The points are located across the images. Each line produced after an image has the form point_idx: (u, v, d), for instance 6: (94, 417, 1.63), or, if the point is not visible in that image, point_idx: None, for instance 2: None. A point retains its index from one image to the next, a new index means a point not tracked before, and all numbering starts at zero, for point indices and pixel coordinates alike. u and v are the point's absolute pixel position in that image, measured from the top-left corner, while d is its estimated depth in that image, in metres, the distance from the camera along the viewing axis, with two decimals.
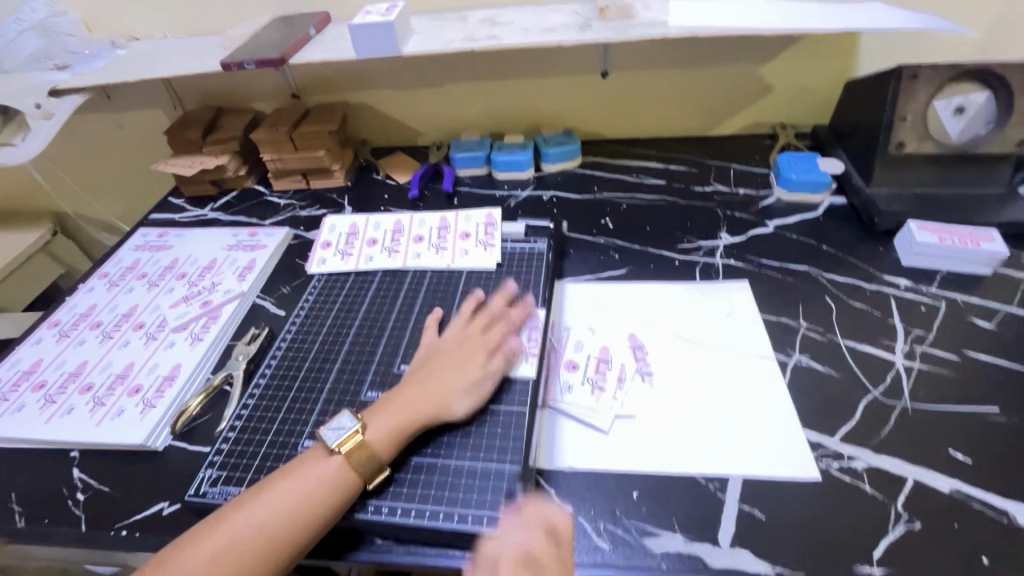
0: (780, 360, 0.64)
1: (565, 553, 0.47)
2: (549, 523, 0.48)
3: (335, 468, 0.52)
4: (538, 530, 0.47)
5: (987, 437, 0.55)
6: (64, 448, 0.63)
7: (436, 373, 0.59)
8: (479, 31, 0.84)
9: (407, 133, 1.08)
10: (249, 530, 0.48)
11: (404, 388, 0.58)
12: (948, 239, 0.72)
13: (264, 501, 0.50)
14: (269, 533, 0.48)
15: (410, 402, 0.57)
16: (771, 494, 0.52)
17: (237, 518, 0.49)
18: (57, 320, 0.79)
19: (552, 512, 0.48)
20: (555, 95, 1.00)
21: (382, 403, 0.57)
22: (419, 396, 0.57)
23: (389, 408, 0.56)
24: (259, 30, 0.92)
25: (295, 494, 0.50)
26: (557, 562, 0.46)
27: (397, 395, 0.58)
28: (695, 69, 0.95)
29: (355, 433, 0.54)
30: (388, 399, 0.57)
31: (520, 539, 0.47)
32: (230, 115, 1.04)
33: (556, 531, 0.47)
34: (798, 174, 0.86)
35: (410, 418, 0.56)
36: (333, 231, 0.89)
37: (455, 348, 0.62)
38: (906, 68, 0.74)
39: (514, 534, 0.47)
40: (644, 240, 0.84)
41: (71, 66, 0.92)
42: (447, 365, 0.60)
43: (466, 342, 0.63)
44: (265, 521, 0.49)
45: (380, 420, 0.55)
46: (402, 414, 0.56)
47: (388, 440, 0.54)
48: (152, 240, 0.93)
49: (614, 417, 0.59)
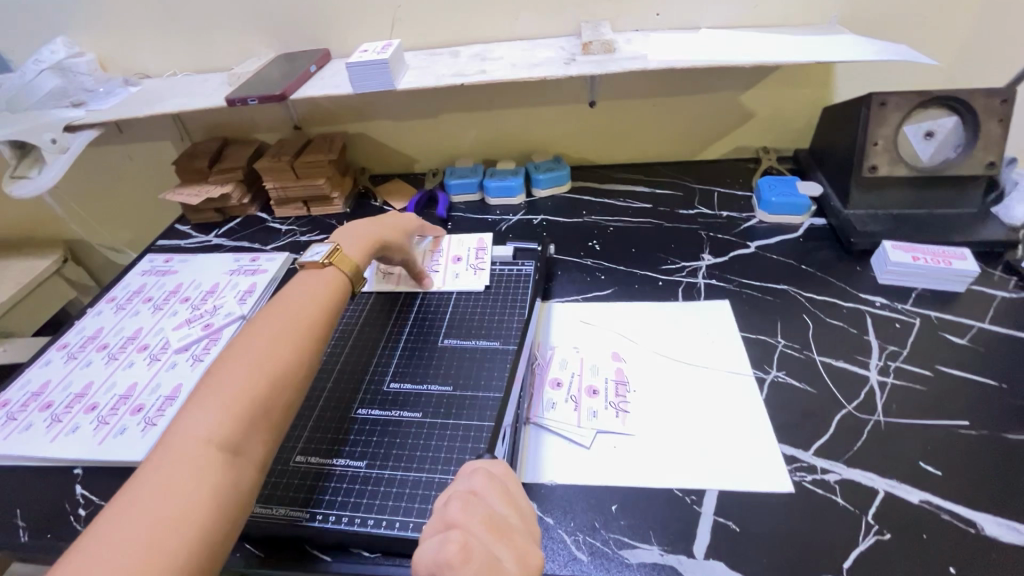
0: (758, 376, 0.66)
1: (513, 497, 0.48)
2: (492, 471, 0.49)
3: (331, 271, 0.66)
4: (483, 474, 0.48)
5: (957, 450, 0.56)
6: (68, 465, 0.66)
7: (386, 224, 0.78)
8: (469, 66, 0.89)
9: (404, 161, 1.13)
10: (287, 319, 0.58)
11: (362, 225, 0.76)
12: (921, 258, 0.74)
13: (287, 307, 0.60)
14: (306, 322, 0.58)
15: (371, 231, 0.75)
16: (745, 505, 0.54)
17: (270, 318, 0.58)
18: (66, 342, 0.83)
19: (494, 464, 0.50)
20: (545, 124, 1.05)
21: (350, 230, 0.74)
22: (374, 230, 0.75)
23: (360, 230, 0.75)
24: (263, 66, 0.97)
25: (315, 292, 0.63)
26: (509, 503, 0.47)
27: (364, 223, 0.77)
28: (678, 97, 0.99)
29: (337, 245, 0.70)
30: (354, 228, 0.75)
31: (468, 484, 0.48)
32: (236, 146, 1.09)
33: (500, 478, 0.49)
34: (778, 197, 0.89)
35: (378, 231, 0.76)
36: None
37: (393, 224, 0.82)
38: (875, 95, 0.78)
39: (462, 480, 0.48)
40: (629, 261, 0.87)
41: (86, 103, 0.98)
42: (389, 227, 0.78)
43: (404, 218, 0.83)
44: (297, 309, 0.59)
45: (355, 239, 0.73)
46: (365, 238, 0.73)
47: (361, 248, 0.72)
48: (158, 265, 0.97)
49: (595, 432, 0.61)
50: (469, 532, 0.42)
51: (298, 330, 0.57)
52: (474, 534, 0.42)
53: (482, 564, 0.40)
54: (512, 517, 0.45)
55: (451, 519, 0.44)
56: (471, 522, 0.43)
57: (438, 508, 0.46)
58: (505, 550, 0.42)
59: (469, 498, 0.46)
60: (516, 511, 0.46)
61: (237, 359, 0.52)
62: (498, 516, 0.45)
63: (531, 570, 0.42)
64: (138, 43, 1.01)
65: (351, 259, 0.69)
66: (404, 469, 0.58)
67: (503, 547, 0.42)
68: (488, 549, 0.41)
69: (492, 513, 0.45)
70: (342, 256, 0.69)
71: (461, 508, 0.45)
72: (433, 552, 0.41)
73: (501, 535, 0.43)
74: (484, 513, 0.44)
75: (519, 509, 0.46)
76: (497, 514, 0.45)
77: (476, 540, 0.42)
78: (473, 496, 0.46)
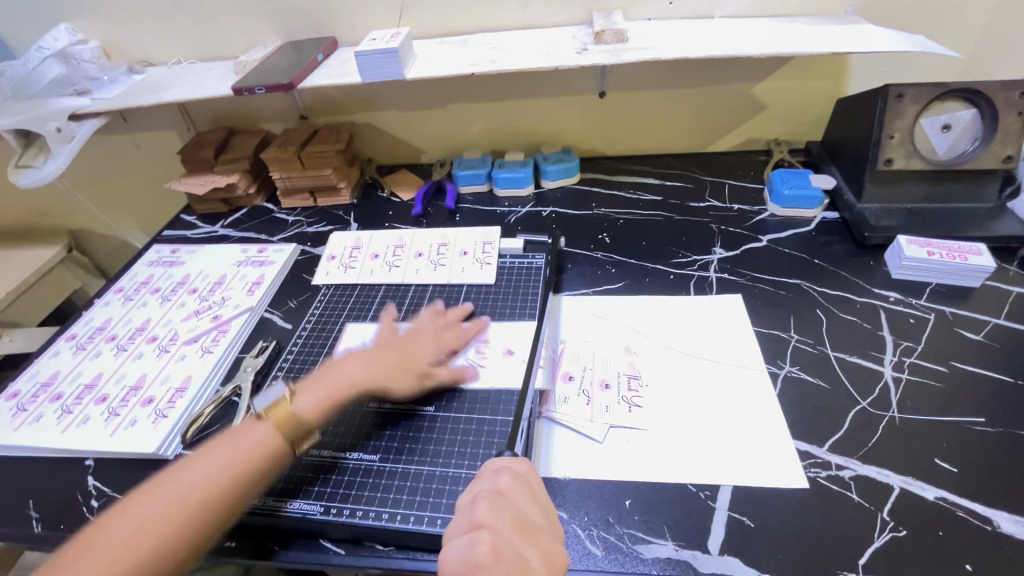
0: (772, 371, 0.66)
1: (536, 495, 0.47)
2: (515, 470, 0.49)
3: (269, 428, 0.55)
4: (507, 473, 0.48)
5: (972, 446, 0.56)
6: (79, 457, 0.66)
7: (382, 354, 0.64)
8: (479, 55, 0.87)
9: (411, 151, 1.12)
10: (186, 489, 0.49)
11: (349, 360, 0.63)
12: (936, 253, 0.73)
13: (192, 470, 0.51)
14: (210, 495, 0.50)
15: (351, 371, 0.62)
16: (759, 501, 0.54)
17: (167, 485, 0.50)
18: (74, 333, 0.82)
19: (517, 461, 0.49)
20: (553, 114, 1.04)
21: (327, 371, 0.62)
22: (359, 366, 0.62)
23: (332, 377, 0.61)
24: (270, 54, 0.96)
25: (234, 453, 0.53)
26: (535, 501, 0.47)
27: (349, 362, 0.63)
28: (690, 88, 0.98)
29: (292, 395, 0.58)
30: (335, 366, 0.62)
31: (492, 483, 0.47)
32: (241, 135, 1.08)
33: (523, 477, 0.48)
34: (790, 190, 0.88)
35: (357, 377, 0.61)
36: (353, 333, 0.75)
37: (405, 340, 0.67)
38: (892, 87, 0.77)
39: (485, 479, 0.48)
40: (640, 254, 0.86)
41: (91, 91, 0.96)
42: (387, 358, 0.64)
43: (421, 338, 0.68)
44: (203, 476, 0.51)
45: (320, 386, 0.60)
46: (336, 385, 0.60)
47: (321, 404, 0.58)
48: (165, 256, 0.96)
49: (608, 427, 0.61)
50: (497, 534, 0.43)
51: (190, 508, 0.49)
52: (502, 536, 0.43)
53: (510, 567, 0.41)
54: (537, 517, 0.45)
55: (478, 520, 0.44)
56: (499, 522, 0.44)
57: (463, 507, 0.46)
58: (531, 550, 0.43)
59: (496, 498, 0.46)
60: (541, 509, 0.46)
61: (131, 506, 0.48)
62: (524, 516, 0.45)
63: (557, 569, 0.43)
64: (142, 31, 1.00)
65: (298, 417, 0.57)
66: (417, 462, 0.58)
67: (530, 549, 0.43)
68: (516, 551, 0.42)
69: (518, 513, 0.45)
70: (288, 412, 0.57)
71: (488, 508, 0.45)
72: (461, 554, 0.42)
73: (528, 537, 0.43)
74: (511, 513, 0.45)
75: (544, 508, 0.46)
76: (523, 515, 0.45)
77: (505, 542, 0.42)
78: (499, 496, 0.46)
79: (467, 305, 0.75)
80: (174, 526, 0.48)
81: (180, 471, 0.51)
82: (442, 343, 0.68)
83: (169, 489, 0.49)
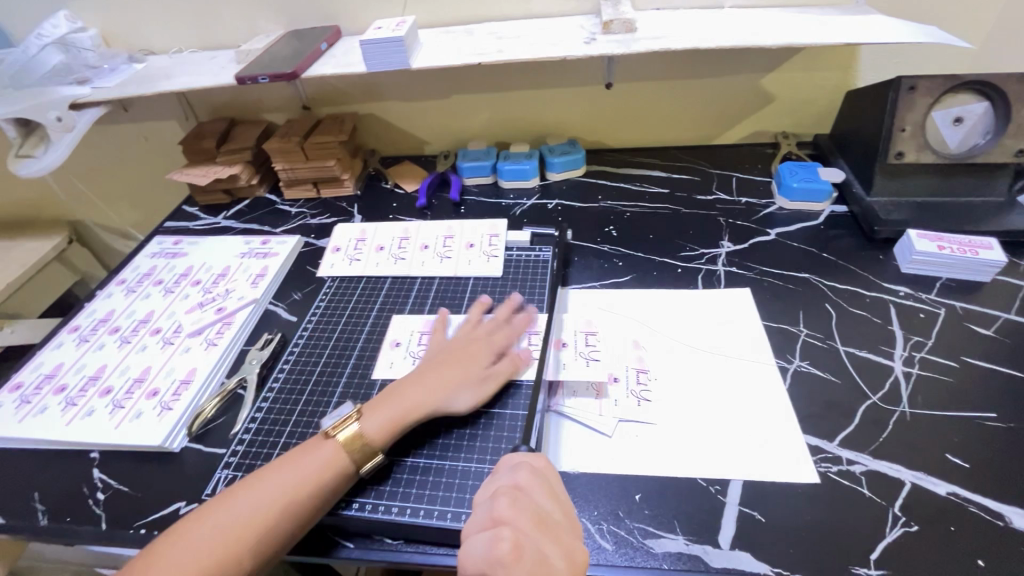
0: (781, 366, 0.65)
1: (555, 491, 0.47)
2: (534, 465, 0.48)
3: (333, 450, 0.55)
4: (527, 468, 0.48)
5: (983, 441, 0.56)
6: (84, 449, 0.66)
7: (439, 371, 0.62)
8: (486, 45, 0.86)
9: (415, 143, 1.11)
10: (250, 508, 0.50)
11: (407, 382, 0.61)
12: (947, 247, 0.73)
13: (258, 490, 0.52)
14: (272, 518, 0.50)
15: (412, 394, 0.59)
16: (770, 496, 0.53)
17: (234, 501, 0.51)
18: (77, 325, 0.82)
19: (535, 456, 0.49)
20: (560, 106, 1.02)
21: (385, 395, 0.60)
22: (419, 389, 0.60)
23: (396, 398, 0.59)
24: (272, 43, 0.94)
25: (294, 478, 0.53)
26: (554, 497, 0.46)
27: (411, 382, 0.61)
28: (697, 80, 0.97)
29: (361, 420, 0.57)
30: (392, 391, 0.60)
31: (511, 479, 0.47)
32: (243, 126, 1.07)
33: (542, 472, 0.48)
34: (799, 182, 0.87)
35: (422, 398, 0.59)
36: (403, 326, 0.74)
37: (462, 346, 0.65)
38: (905, 79, 0.75)
39: (504, 474, 0.47)
40: (647, 247, 0.85)
41: (91, 79, 0.95)
42: (449, 372, 0.61)
43: (472, 342, 0.65)
44: (268, 497, 0.51)
45: (382, 411, 0.58)
46: (399, 408, 0.58)
47: (390, 426, 0.57)
48: (167, 247, 0.96)
49: (617, 421, 0.61)
50: (517, 530, 0.43)
51: (254, 529, 0.50)
52: (523, 533, 0.43)
53: (532, 564, 0.41)
54: (557, 513, 0.45)
55: (498, 516, 0.44)
56: (519, 518, 0.44)
57: (482, 502, 0.46)
58: (552, 547, 0.43)
59: (515, 494, 0.45)
60: (561, 506, 0.46)
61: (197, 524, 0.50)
62: (544, 511, 0.45)
63: (577, 565, 0.43)
64: (142, 18, 0.98)
65: (368, 444, 0.56)
66: (427, 456, 0.58)
67: (550, 545, 0.43)
68: (537, 548, 0.42)
69: (538, 509, 0.45)
70: (356, 438, 0.56)
71: (508, 504, 0.44)
72: (482, 551, 0.41)
73: (549, 533, 0.43)
74: (532, 509, 0.44)
75: (564, 504, 0.46)
76: (543, 511, 0.45)
77: (526, 539, 0.42)
78: (519, 492, 0.46)
79: (514, 298, 0.73)
80: (235, 543, 0.49)
81: (247, 489, 0.52)
82: (496, 343, 0.66)
83: (235, 506, 0.51)
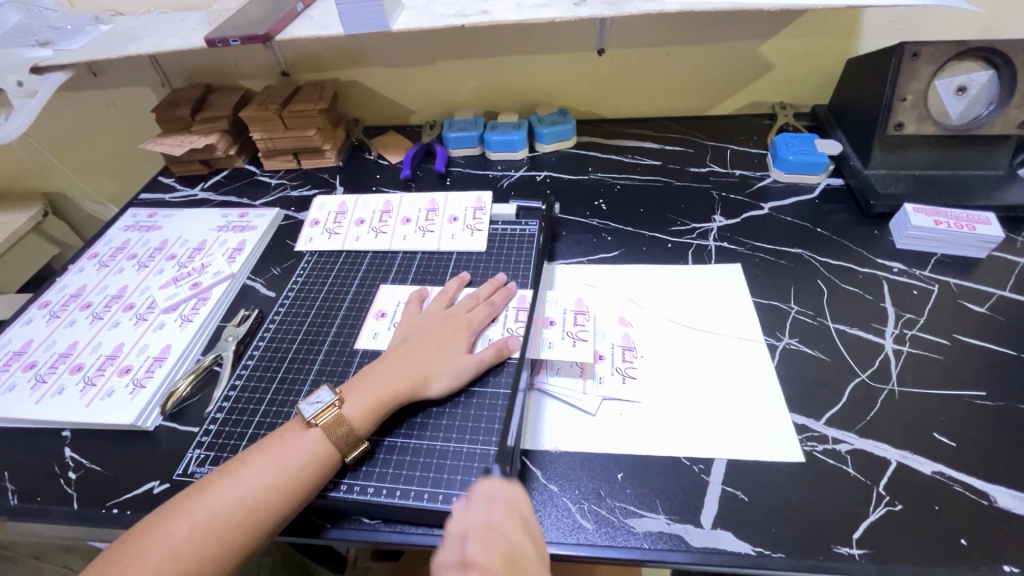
0: (770, 343, 0.64)
1: (528, 533, 0.45)
2: (510, 498, 0.47)
3: (314, 440, 0.53)
4: (502, 503, 0.46)
5: (970, 421, 0.55)
6: (56, 427, 0.64)
7: (418, 353, 0.60)
8: (470, 7, 0.81)
9: (400, 111, 1.07)
10: (232, 500, 0.49)
11: (384, 364, 0.59)
12: (943, 221, 0.71)
13: (239, 481, 0.50)
14: (255, 510, 0.49)
15: (391, 375, 0.57)
16: (754, 475, 0.53)
17: (215, 494, 0.49)
18: (47, 301, 0.79)
19: (511, 489, 0.48)
20: (550, 73, 0.98)
21: (364, 377, 0.58)
22: (398, 370, 0.58)
23: (373, 380, 0.57)
24: (246, 4, 0.89)
25: (283, 467, 0.51)
26: (526, 532, 0.45)
27: (388, 364, 0.59)
28: (694, 46, 0.92)
29: (339, 402, 0.55)
30: (369, 374, 0.58)
31: (484, 515, 0.45)
32: (219, 92, 1.02)
33: (518, 507, 0.47)
34: (795, 155, 0.84)
35: (401, 381, 0.57)
36: (390, 296, 0.73)
37: (439, 326, 0.63)
38: (908, 45, 0.72)
39: (477, 510, 0.46)
40: (637, 221, 0.83)
41: (54, 41, 0.89)
42: (424, 354, 0.59)
43: (449, 322, 0.63)
44: (249, 490, 0.49)
45: (362, 394, 0.56)
46: (377, 391, 0.56)
47: (371, 410, 0.55)
48: (142, 221, 0.92)
49: (601, 399, 0.59)
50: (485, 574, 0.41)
51: (238, 522, 0.48)
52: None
53: None
54: (527, 549, 0.44)
55: (467, 559, 0.42)
56: (489, 562, 0.42)
57: (453, 541, 0.44)
58: None
59: (487, 533, 0.44)
60: (532, 542, 0.45)
61: (185, 508, 0.48)
62: (515, 550, 0.43)
63: None
64: None
65: (349, 428, 0.54)
66: (405, 435, 0.57)
67: None
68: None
69: (509, 549, 0.43)
70: (335, 420, 0.54)
71: (478, 547, 0.43)
72: None
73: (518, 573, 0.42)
74: (502, 550, 0.43)
75: (536, 541, 0.45)
76: (515, 549, 0.43)
77: None
78: (492, 530, 0.44)
79: (499, 275, 0.72)
80: (221, 531, 0.47)
81: (227, 480, 0.50)
82: (474, 324, 0.64)
83: (216, 499, 0.49)
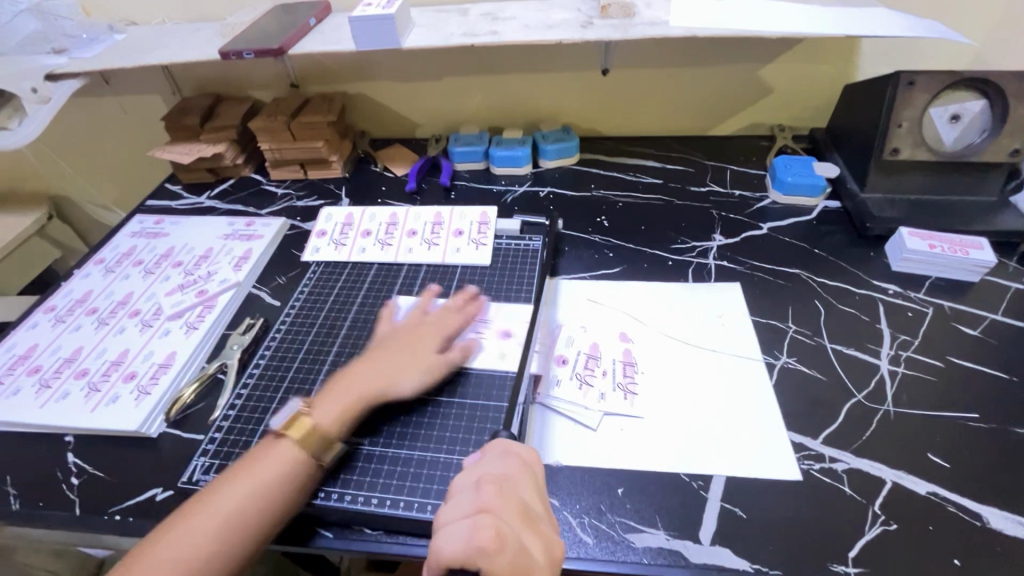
0: (768, 362, 0.65)
1: (541, 489, 0.48)
2: (524, 458, 0.50)
3: (310, 449, 0.54)
4: (517, 461, 0.49)
5: (964, 441, 0.56)
6: (59, 432, 0.64)
7: (386, 358, 0.61)
8: (479, 27, 0.83)
9: (406, 125, 1.08)
10: (235, 507, 0.49)
11: (352, 370, 0.60)
12: (937, 246, 0.72)
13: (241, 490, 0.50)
14: (259, 517, 0.50)
15: (359, 380, 0.59)
16: (751, 493, 0.53)
17: (219, 503, 0.49)
18: (52, 305, 0.80)
19: (525, 449, 0.51)
20: (555, 92, 1.00)
21: (332, 384, 0.59)
22: (367, 376, 0.59)
23: (342, 387, 0.58)
24: (259, 18, 0.91)
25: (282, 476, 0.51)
26: (536, 491, 0.47)
27: (357, 371, 0.60)
28: (696, 69, 0.95)
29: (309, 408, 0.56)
30: (339, 381, 0.59)
31: (501, 468, 0.48)
32: (228, 102, 1.04)
33: (531, 467, 0.49)
34: (793, 177, 0.86)
35: (369, 386, 0.58)
36: (396, 309, 0.74)
37: (406, 334, 0.65)
38: (904, 74, 0.74)
39: (492, 462, 0.49)
40: (638, 239, 0.84)
41: (69, 49, 0.91)
42: (392, 359, 0.61)
43: (417, 330, 0.65)
44: (251, 498, 0.50)
45: (332, 400, 0.57)
46: (352, 395, 0.58)
47: (341, 413, 0.56)
48: (148, 227, 0.93)
49: (602, 415, 0.60)
50: (502, 518, 0.43)
51: (241, 530, 0.49)
52: (507, 521, 0.43)
53: (513, 554, 0.41)
54: (538, 507, 0.46)
55: (483, 503, 0.44)
56: (504, 509, 0.44)
57: (466, 490, 0.46)
58: (534, 541, 0.43)
59: (502, 482, 0.46)
60: (542, 501, 0.47)
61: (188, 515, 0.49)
62: (527, 504, 0.45)
63: (556, 561, 0.43)
64: None
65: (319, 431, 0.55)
66: (408, 446, 0.57)
67: (533, 537, 0.43)
68: (519, 539, 0.42)
69: (523, 503, 0.45)
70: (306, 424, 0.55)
71: (495, 492, 0.45)
72: (463, 538, 0.41)
73: (530, 525, 0.44)
74: (517, 501, 0.45)
75: (544, 501, 0.47)
76: (525, 502, 0.46)
77: (508, 529, 0.42)
78: (507, 479, 0.47)
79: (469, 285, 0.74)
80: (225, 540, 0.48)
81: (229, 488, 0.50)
82: (445, 330, 0.66)
83: (220, 508, 0.49)
